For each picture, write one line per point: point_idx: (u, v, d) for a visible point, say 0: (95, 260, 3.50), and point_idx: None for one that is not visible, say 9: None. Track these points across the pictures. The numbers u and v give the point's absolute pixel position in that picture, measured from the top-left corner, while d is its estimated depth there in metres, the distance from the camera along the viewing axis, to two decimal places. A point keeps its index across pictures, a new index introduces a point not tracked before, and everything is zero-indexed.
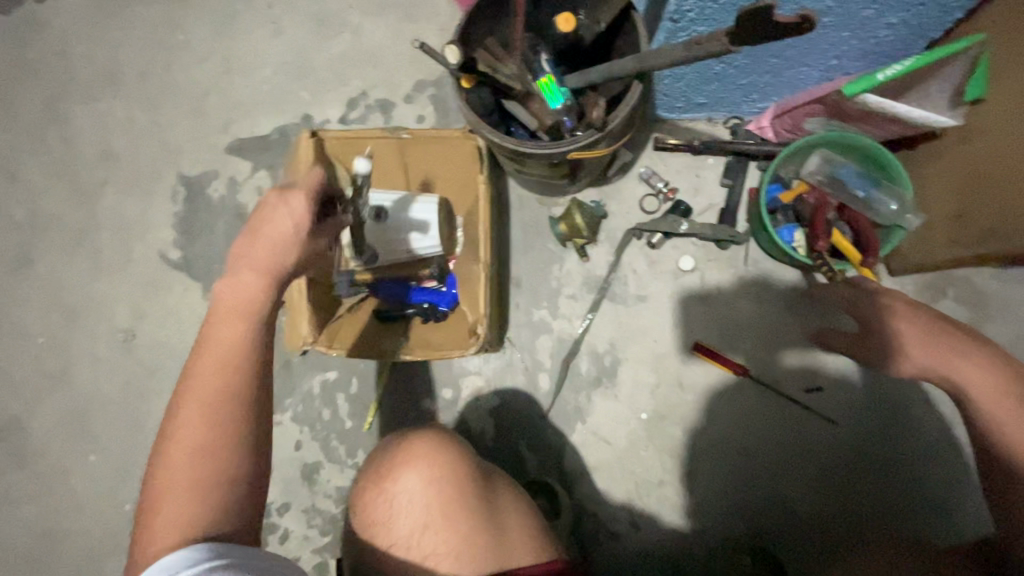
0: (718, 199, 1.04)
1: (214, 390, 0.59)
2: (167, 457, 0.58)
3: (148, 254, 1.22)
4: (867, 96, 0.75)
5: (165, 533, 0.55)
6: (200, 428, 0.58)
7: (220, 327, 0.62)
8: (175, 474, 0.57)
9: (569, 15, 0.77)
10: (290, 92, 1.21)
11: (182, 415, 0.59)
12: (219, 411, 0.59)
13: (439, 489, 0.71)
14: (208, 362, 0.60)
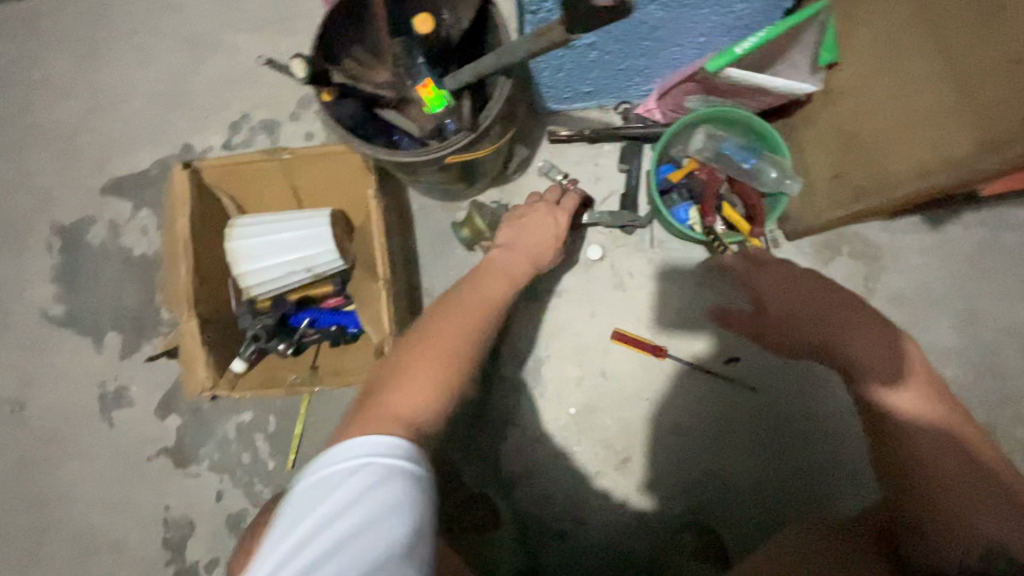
0: (618, 185, 1.04)
1: (482, 317, 0.67)
2: (429, 345, 0.62)
3: (29, 313, 1.12)
4: (730, 71, 0.76)
5: (400, 398, 0.57)
6: (471, 339, 0.64)
7: (505, 283, 0.73)
8: (433, 352, 0.61)
9: (426, 15, 0.73)
10: (167, 122, 1.13)
11: (452, 317, 0.65)
12: (475, 334, 0.65)
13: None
14: (482, 297, 0.70)
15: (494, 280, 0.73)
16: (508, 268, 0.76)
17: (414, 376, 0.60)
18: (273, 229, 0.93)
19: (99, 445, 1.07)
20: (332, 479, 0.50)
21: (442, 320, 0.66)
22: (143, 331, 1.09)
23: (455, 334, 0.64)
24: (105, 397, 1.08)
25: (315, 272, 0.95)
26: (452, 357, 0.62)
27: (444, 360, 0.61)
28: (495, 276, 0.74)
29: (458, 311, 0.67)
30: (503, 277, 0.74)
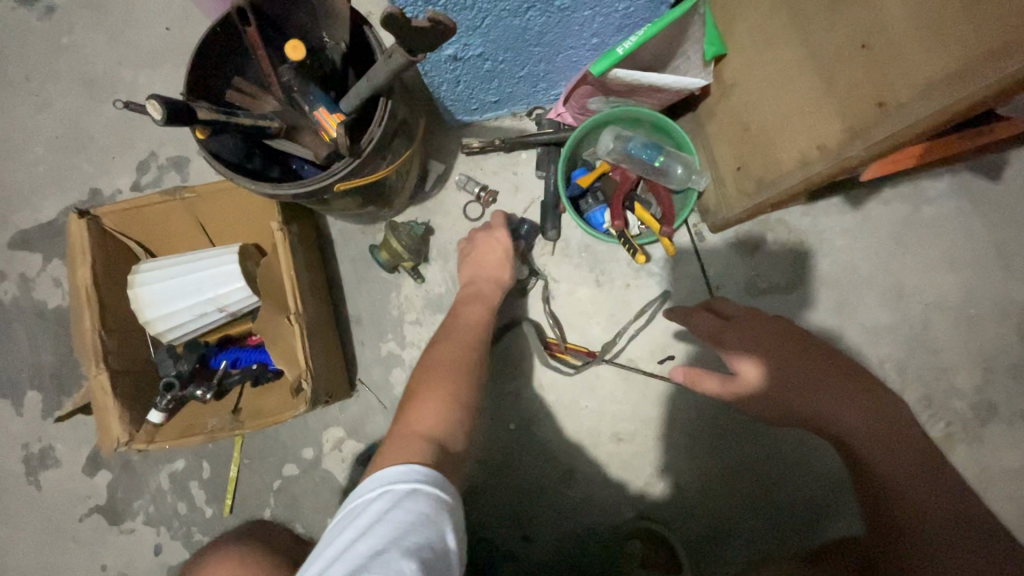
0: (539, 192, 1.02)
1: (469, 339, 0.77)
2: (432, 374, 0.70)
3: None
4: (616, 71, 0.75)
5: (418, 420, 0.64)
6: (469, 365, 0.72)
7: (467, 328, 0.79)
8: (434, 381, 0.69)
9: (297, 43, 0.71)
10: (72, 168, 1.09)
11: (440, 347, 0.75)
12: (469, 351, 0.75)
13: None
14: (459, 344, 0.75)
15: (461, 334, 0.78)
16: (477, 315, 0.82)
17: (420, 404, 0.66)
18: (180, 270, 0.89)
19: (28, 509, 1.03)
20: (360, 507, 0.54)
21: (430, 359, 0.73)
22: (64, 387, 1.05)
23: (447, 365, 0.71)
24: (29, 460, 1.04)
25: (229, 311, 0.92)
26: (453, 379, 0.69)
27: (441, 390, 0.67)
28: (464, 329, 0.79)
29: (441, 350, 0.74)
30: (472, 318, 0.81)
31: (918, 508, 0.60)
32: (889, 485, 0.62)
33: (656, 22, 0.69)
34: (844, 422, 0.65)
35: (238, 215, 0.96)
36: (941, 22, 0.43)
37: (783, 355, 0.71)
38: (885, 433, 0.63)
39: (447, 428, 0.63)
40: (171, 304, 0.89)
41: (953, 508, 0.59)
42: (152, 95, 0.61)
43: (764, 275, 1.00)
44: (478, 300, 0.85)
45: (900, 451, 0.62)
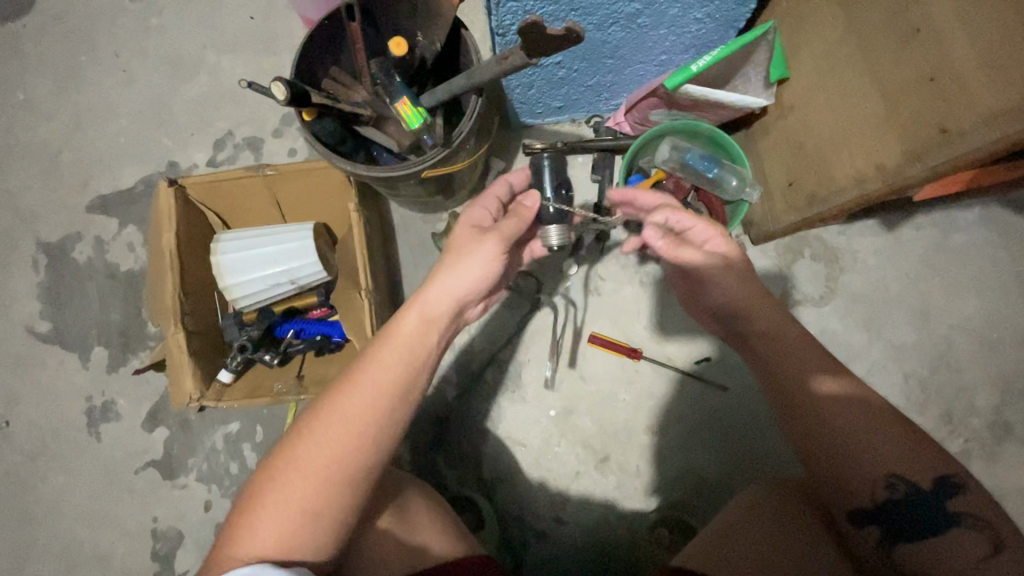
0: (591, 195, 1.09)
1: (360, 409, 0.59)
2: (296, 470, 0.58)
3: (14, 330, 1.13)
4: (687, 87, 0.82)
5: (252, 538, 0.56)
6: (358, 466, 0.59)
7: (367, 400, 0.60)
8: (300, 475, 0.57)
9: (399, 39, 0.78)
10: (151, 141, 1.16)
11: (323, 420, 0.59)
12: (356, 430, 0.59)
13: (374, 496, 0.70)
14: (349, 421, 0.59)
15: (351, 403, 0.60)
16: (391, 370, 0.62)
17: (265, 510, 0.57)
18: (259, 242, 0.96)
19: (87, 458, 1.09)
20: None
21: (294, 439, 0.59)
22: (129, 346, 1.10)
23: (319, 460, 0.58)
24: (92, 412, 1.09)
25: (299, 284, 0.98)
26: (330, 491, 0.57)
27: (289, 499, 0.57)
28: (357, 398, 0.60)
29: (314, 439, 0.58)
30: (385, 377, 0.62)
31: (851, 436, 0.59)
32: (814, 426, 0.61)
33: (730, 45, 0.76)
34: (779, 358, 0.65)
35: (311, 195, 1.02)
36: (1006, 64, 0.50)
37: (741, 290, 0.70)
38: (799, 361, 0.64)
39: (298, 546, 0.57)
40: (249, 274, 0.96)
41: (873, 419, 0.59)
42: (277, 77, 0.68)
43: (799, 288, 1.06)
44: (405, 346, 0.64)
45: (828, 384, 0.62)
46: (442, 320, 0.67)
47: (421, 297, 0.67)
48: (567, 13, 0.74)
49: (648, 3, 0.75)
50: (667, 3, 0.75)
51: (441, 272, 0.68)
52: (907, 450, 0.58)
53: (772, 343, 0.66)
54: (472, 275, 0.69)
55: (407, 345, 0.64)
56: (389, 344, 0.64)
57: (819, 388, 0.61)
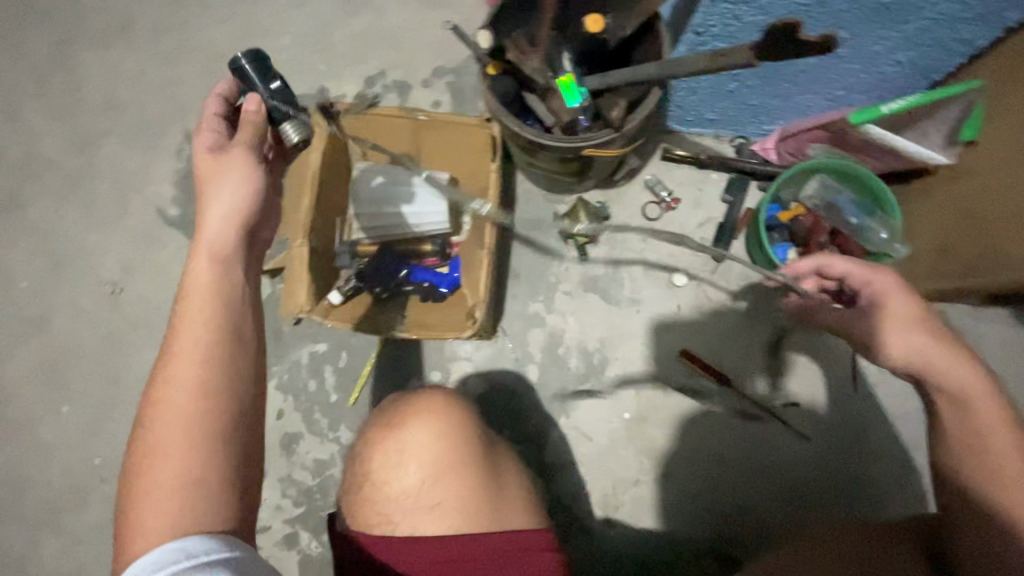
0: (717, 213, 1.08)
1: (196, 359, 0.60)
2: (162, 447, 0.57)
3: (145, 208, 1.20)
4: (869, 127, 0.79)
5: (142, 533, 0.53)
6: (214, 415, 0.58)
7: (206, 344, 0.61)
8: (170, 452, 0.56)
9: (598, 16, 0.80)
10: (308, 64, 1.21)
11: (177, 385, 0.59)
12: (210, 377, 0.60)
13: (444, 444, 0.72)
14: (192, 379, 0.59)
15: (193, 361, 0.60)
16: (201, 321, 0.62)
17: (155, 482, 0.55)
18: (396, 180, 1.02)
19: None
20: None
21: (160, 411, 0.58)
22: None
23: (188, 414, 0.58)
24: None
25: (421, 231, 1.02)
26: (203, 443, 0.57)
27: (159, 479, 0.55)
28: (188, 354, 0.60)
29: (168, 411, 0.58)
30: (210, 318, 0.62)
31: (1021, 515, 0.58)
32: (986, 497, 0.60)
33: (931, 93, 0.73)
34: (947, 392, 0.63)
35: (450, 148, 1.05)
36: None
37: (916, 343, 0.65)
38: (979, 426, 0.61)
39: (207, 514, 0.55)
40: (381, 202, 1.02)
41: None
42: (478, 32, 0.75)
43: None
44: (209, 285, 0.64)
45: (996, 431, 0.61)
46: (234, 252, 0.66)
47: (198, 243, 0.65)
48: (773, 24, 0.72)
49: (857, 33, 0.73)
50: (876, 38, 0.73)
51: (209, 208, 0.66)
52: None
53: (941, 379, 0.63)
54: (239, 196, 0.66)
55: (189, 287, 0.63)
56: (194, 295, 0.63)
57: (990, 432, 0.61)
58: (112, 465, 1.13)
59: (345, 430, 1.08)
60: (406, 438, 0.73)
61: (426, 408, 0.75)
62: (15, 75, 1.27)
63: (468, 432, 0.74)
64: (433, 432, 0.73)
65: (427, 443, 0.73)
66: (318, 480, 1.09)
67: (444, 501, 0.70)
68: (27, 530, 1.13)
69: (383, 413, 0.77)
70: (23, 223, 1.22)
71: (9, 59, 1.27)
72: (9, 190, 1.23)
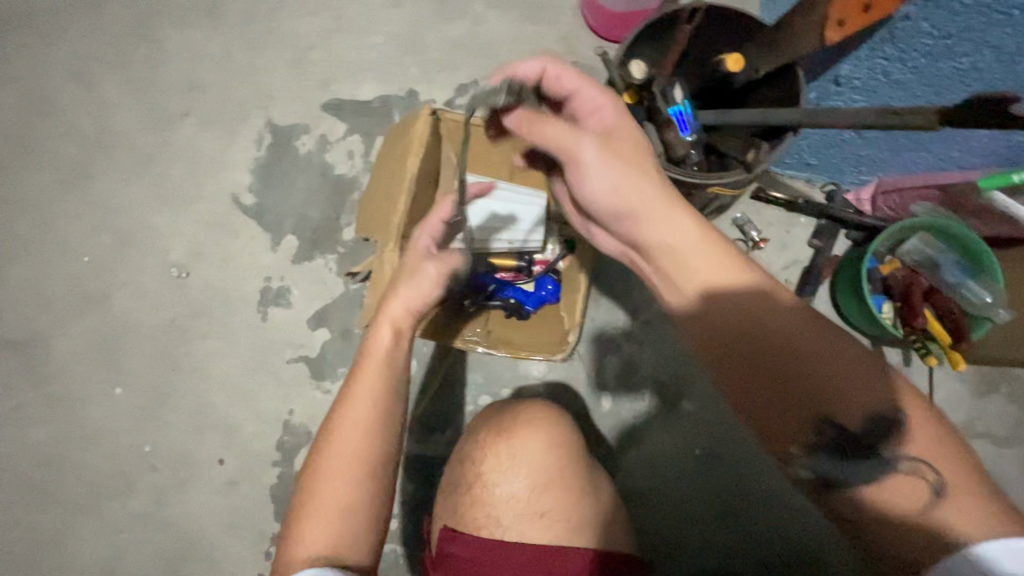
0: (802, 258, 1.09)
1: (365, 401, 0.67)
2: (328, 468, 0.64)
3: (219, 193, 1.18)
4: (997, 194, 0.79)
5: (303, 535, 0.61)
6: (371, 454, 0.65)
7: (363, 401, 0.67)
8: (334, 471, 0.64)
9: (739, 57, 0.81)
10: (399, 65, 1.20)
11: (346, 417, 0.66)
12: (375, 420, 0.67)
13: (557, 454, 0.75)
14: (358, 416, 0.66)
15: (364, 396, 0.68)
16: (376, 370, 0.70)
17: (314, 511, 0.62)
18: (503, 197, 0.99)
19: (247, 333, 1.13)
20: None
21: (326, 446, 0.66)
22: (320, 244, 1.14)
23: (340, 462, 0.64)
24: (266, 292, 1.14)
25: (513, 245, 1.00)
26: (349, 489, 0.63)
27: (328, 498, 0.62)
28: (364, 392, 0.68)
29: (336, 439, 0.65)
30: (373, 378, 0.69)
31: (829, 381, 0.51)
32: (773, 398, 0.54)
33: None
34: (762, 320, 0.55)
35: None
36: None
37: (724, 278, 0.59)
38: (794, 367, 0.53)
39: (346, 546, 0.61)
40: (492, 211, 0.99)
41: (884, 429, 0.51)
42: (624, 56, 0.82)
43: (983, 420, 1.03)
44: (384, 346, 0.72)
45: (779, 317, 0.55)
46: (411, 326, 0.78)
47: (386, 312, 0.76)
48: (919, 85, 0.72)
49: None
50: None
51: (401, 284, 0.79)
52: (747, 372, 0.55)
53: (754, 333, 0.55)
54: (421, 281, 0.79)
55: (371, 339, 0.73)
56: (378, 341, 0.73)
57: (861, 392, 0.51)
58: (162, 453, 1.10)
59: (410, 440, 1.07)
60: (520, 445, 0.75)
61: (536, 416, 0.78)
62: (95, 44, 1.24)
63: (576, 447, 0.77)
64: (546, 442, 0.75)
65: (541, 452, 0.75)
66: None
67: (551, 510, 0.72)
68: (66, 514, 1.09)
69: (495, 419, 0.80)
70: (90, 196, 1.19)
71: (89, 27, 1.25)
72: (78, 161, 1.20)
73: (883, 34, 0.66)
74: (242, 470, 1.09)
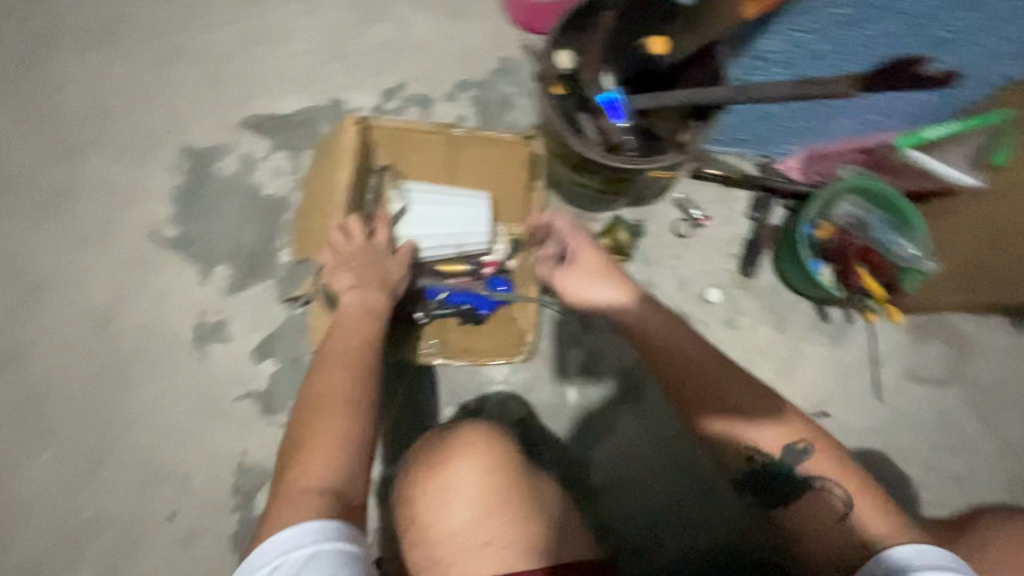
0: (745, 230, 1.10)
1: (347, 352, 0.75)
2: (317, 414, 0.69)
3: (139, 228, 1.09)
4: (914, 153, 0.86)
5: (302, 477, 0.64)
6: (359, 396, 0.71)
7: (347, 354, 0.75)
8: (326, 414, 0.68)
9: (661, 39, 0.80)
10: (320, 73, 1.14)
11: (330, 373, 0.73)
12: (356, 366, 0.74)
13: (492, 479, 0.72)
14: (344, 364, 0.74)
15: (341, 352, 0.75)
16: (352, 332, 0.78)
17: (309, 455, 0.66)
18: (440, 199, 0.95)
19: (187, 374, 1.05)
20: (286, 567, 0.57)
21: (312, 394, 0.71)
22: (256, 271, 1.07)
23: (326, 441, 0.66)
24: (202, 328, 1.06)
25: (462, 251, 0.96)
26: (336, 454, 0.66)
27: (322, 439, 0.66)
28: (340, 349, 0.75)
29: (324, 386, 0.72)
30: (349, 337, 0.78)
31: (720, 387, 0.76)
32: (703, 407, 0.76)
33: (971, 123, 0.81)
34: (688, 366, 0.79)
35: (482, 167, 1.01)
36: None
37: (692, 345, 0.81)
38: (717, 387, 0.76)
39: (345, 481, 0.65)
40: (431, 216, 0.95)
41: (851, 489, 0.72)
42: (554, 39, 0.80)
43: (924, 365, 1.08)
44: (354, 314, 0.81)
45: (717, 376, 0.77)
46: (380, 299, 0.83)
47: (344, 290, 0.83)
48: (835, 55, 0.75)
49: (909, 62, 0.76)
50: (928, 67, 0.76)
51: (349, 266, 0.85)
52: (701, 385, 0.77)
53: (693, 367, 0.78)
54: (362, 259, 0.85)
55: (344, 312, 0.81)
56: (350, 313, 0.81)
57: (786, 446, 0.74)
58: (106, 516, 1.01)
59: (377, 464, 1.02)
60: (452, 477, 0.72)
61: (471, 443, 0.75)
62: None
63: (514, 468, 0.74)
64: (479, 468, 0.72)
65: (474, 480, 0.72)
66: None
67: (495, 540, 0.68)
68: None
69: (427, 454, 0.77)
70: None
71: None
72: None
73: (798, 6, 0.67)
74: (199, 521, 1.01)
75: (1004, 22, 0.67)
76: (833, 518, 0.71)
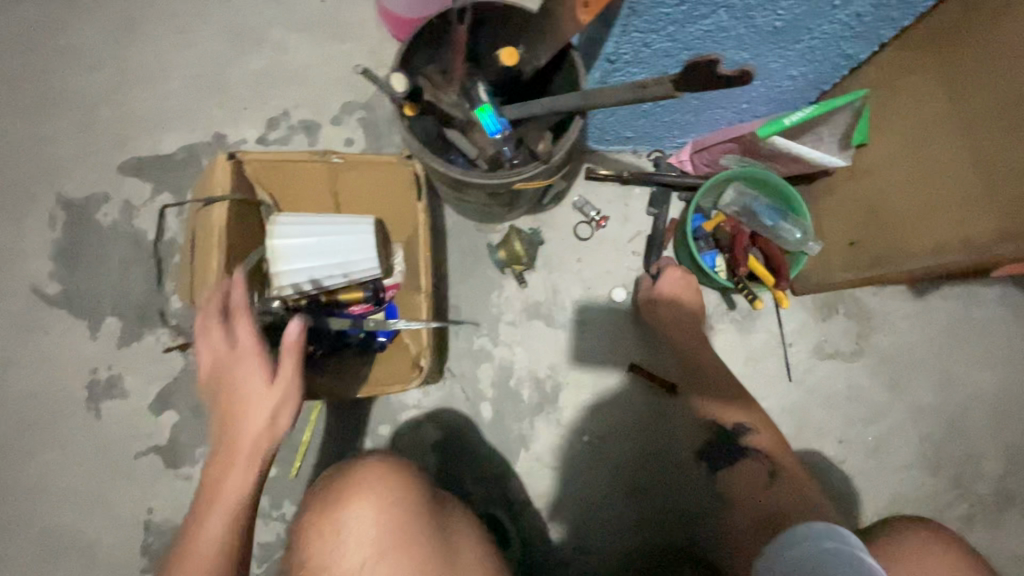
0: (645, 227, 1.10)
1: (230, 481, 0.75)
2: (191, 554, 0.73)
3: (18, 288, 1.04)
4: (776, 138, 0.85)
5: None
6: (230, 540, 0.74)
7: (234, 483, 0.75)
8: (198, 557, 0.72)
9: (512, 50, 0.79)
10: (199, 109, 1.10)
11: (205, 508, 0.74)
12: (234, 503, 0.75)
13: (392, 519, 0.70)
14: (222, 498, 0.75)
15: (226, 481, 0.75)
16: (240, 450, 0.76)
17: None
18: (319, 228, 0.92)
19: (82, 436, 1.00)
20: None
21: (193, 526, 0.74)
22: (148, 320, 1.03)
23: None
24: (94, 386, 1.01)
25: (351, 278, 0.94)
26: None
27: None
28: (227, 477, 0.75)
29: (206, 519, 0.73)
30: (239, 455, 0.76)
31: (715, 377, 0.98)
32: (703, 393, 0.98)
33: (824, 104, 0.80)
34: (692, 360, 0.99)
35: (368, 191, 0.99)
36: None
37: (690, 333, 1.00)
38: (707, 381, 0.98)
39: None
40: (310, 247, 0.92)
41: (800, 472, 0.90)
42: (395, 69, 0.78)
43: (832, 341, 1.09)
44: (247, 429, 0.77)
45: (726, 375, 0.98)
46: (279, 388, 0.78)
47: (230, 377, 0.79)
48: (680, 49, 0.75)
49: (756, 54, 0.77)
50: (775, 56, 0.77)
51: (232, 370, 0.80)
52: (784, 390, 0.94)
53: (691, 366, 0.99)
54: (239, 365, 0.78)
55: (238, 419, 0.78)
56: (241, 422, 0.78)
57: (736, 424, 0.95)
58: None
59: (291, 505, 0.99)
60: (348, 516, 0.70)
61: (371, 480, 0.72)
62: None
63: (417, 504, 0.72)
64: (377, 506, 0.70)
65: (372, 520, 0.70)
66: (266, 567, 1.00)
67: None
68: None
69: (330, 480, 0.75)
70: None
71: None
72: None
73: (626, 9, 0.66)
74: None
75: (828, 6, 0.67)
76: (760, 485, 0.89)
